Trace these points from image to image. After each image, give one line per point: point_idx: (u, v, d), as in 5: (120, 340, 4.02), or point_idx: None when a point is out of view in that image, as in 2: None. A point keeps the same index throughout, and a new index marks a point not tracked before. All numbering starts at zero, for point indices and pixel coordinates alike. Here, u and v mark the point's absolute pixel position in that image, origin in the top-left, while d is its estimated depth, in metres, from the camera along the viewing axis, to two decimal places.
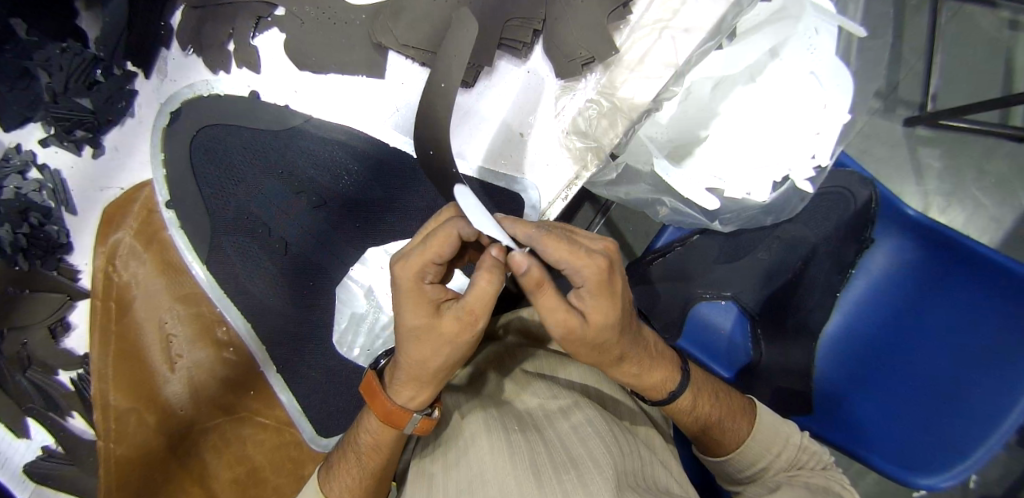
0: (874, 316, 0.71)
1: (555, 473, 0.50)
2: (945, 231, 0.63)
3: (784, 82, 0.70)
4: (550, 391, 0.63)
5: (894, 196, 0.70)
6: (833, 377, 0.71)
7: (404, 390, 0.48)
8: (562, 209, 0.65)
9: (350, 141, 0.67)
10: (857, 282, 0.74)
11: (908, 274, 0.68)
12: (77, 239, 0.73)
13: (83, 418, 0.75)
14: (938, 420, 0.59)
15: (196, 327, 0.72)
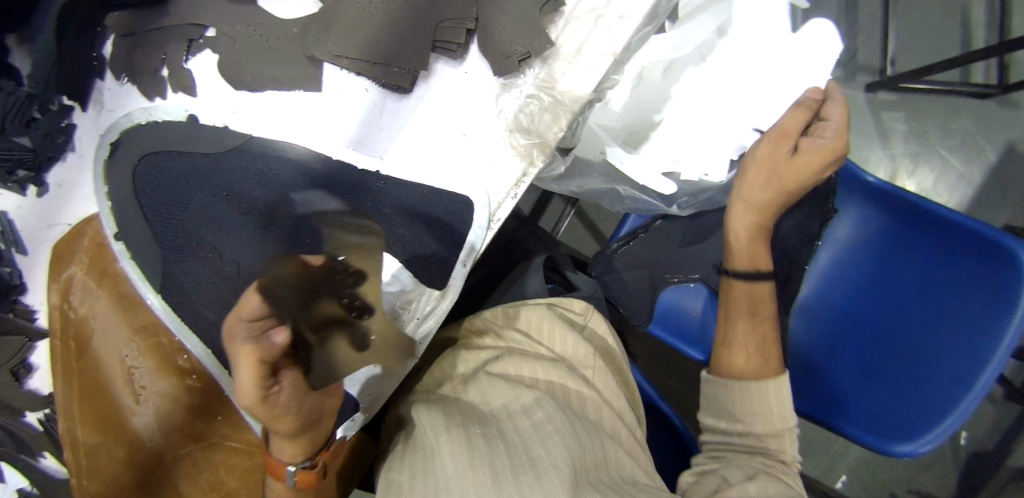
0: (843, 283, 0.98)
1: (513, 477, 0.52)
2: (909, 202, 0.89)
3: None
4: (513, 391, 0.64)
5: (853, 171, 0.97)
6: (811, 342, 0.99)
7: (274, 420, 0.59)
8: (512, 207, 0.66)
9: (291, 156, 0.66)
10: (824, 249, 1.00)
11: (865, 242, 0.97)
12: (30, 279, 0.71)
13: (54, 458, 0.74)
14: (914, 385, 0.85)
15: (157, 357, 0.72)
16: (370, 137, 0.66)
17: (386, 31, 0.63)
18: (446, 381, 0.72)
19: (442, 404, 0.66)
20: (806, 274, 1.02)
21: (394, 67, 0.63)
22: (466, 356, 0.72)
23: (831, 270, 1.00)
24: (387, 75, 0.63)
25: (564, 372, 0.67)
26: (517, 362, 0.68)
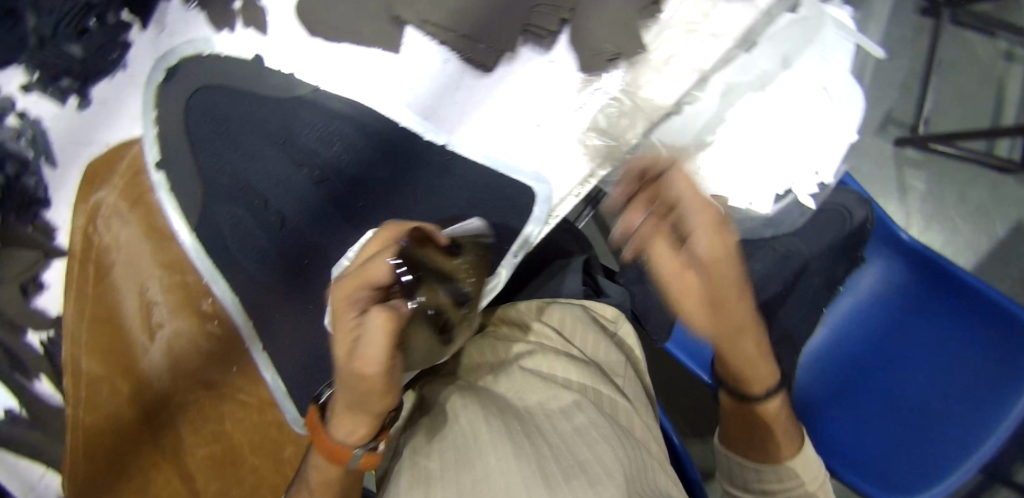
0: (857, 332, 0.95)
1: (562, 478, 0.49)
2: (935, 261, 0.85)
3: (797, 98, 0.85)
4: (550, 390, 0.62)
5: (881, 220, 0.92)
6: (810, 383, 0.96)
7: (344, 424, 0.50)
8: (574, 205, 0.65)
9: (354, 114, 0.63)
10: (844, 297, 0.98)
11: (883, 295, 0.94)
12: (55, 196, 0.65)
13: (51, 383, 0.66)
14: (925, 440, 0.82)
15: (179, 297, 0.69)
16: (440, 110, 0.63)
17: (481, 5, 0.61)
18: (475, 369, 0.71)
19: (475, 394, 0.64)
20: (822, 321, 0.99)
21: (480, 43, 0.61)
22: (498, 346, 0.72)
23: (845, 316, 0.97)
24: (472, 51, 0.62)
25: (599, 377, 0.66)
26: (554, 360, 0.67)
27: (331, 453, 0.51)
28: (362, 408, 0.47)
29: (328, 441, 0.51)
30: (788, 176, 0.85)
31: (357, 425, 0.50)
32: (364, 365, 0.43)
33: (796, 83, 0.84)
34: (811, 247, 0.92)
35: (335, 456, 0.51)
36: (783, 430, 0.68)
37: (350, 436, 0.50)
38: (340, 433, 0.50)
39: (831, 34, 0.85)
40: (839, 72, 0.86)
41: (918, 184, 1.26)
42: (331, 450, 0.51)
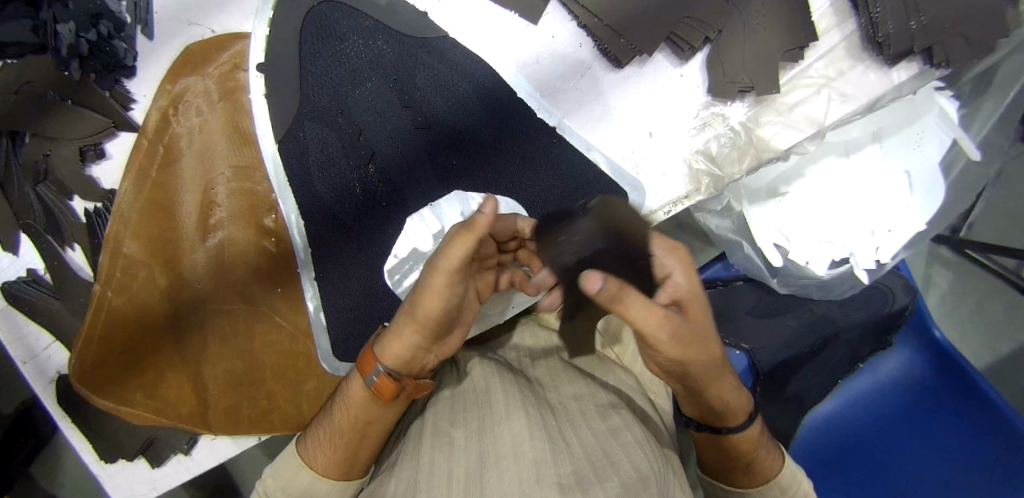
0: (863, 413, 0.83)
1: (593, 475, 0.46)
2: (959, 360, 0.75)
3: (872, 169, 0.78)
4: (587, 388, 0.61)
5: (925, 312, 0.81)
6: (808, 454, 0.82)
7: (386, 344, 0.48)
8: (663, 221, 0.65)
9: (475, 72, 0.63)
10: (861, 376, 0.84)
11: (906, 383, 0.81)
12: (142, 66, 0.66)
13: (83, 254, 0.68)
14: None
15: (242, 204, 0.66)
16: (562, 93, 0.63)
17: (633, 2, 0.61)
18: (510, 351, 0.70)
19: (512, 373, 0.63)
20: (832, 392, 0.85)
21: (622, 37, 0.61)
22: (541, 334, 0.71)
23: (858, 394, 0.84)
24: (612, 43, 0.61)
25: (635, 387, 0.66)
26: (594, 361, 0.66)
27: (362, 364, 0.49)
28: (412, 322, 0.46)
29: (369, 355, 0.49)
30: (830, 239, 0.78)
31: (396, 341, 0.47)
32: (433, 280, 0.44)
33: (880, 157, 0.78)
34: (847, 320, 0.84)
35: (365, 366, 0.49)
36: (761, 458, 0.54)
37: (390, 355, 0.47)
38: (384, 352, 0.48)
39: (931, 121, 0.77)
40: (932, 161, 0.77)
41: (940, 281, 1.03)
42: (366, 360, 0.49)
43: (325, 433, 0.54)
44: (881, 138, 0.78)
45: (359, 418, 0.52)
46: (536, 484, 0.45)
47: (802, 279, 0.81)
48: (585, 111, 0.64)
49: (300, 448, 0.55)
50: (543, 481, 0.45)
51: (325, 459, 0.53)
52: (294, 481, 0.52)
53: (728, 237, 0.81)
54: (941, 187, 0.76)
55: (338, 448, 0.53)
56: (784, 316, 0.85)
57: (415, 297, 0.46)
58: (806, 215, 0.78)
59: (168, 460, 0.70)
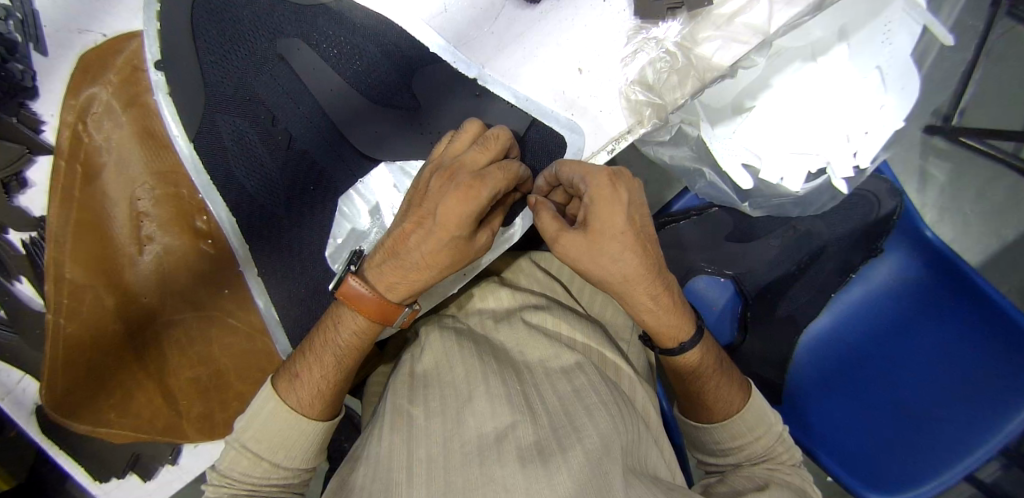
0: (857, 327, 0.79)
1: (554, 443, 0.48)
2: (954, 261, 0.69)
3: (842, 71, 0.69)
4: (552, 348, 0.60)
5: (916, 213, 0.74)
6: (804, 378, 0.80)
7: (402, 289, 0.49)
8: (604, 161, 0.62)
9: (381, 34, 0.58)
10: (854, 286, 0.80)
11: (902, 289, 0.76)
12: (44, 85, 0.63)
13: (31, 286, 0.68)
14: (886, 437, 0.71)
15: (173, 211, 0.65)
16: (477, 40, 0.59)
17: None
18: (474, 314, 0.68)
19: (473, 341, 0.62)
20: (826, 308, 0.81)
21: None
22: (504, 294, 0.68)
23: (850, 308, 0.80)
24: None
25: (598, 337, 0.64)
26: (557, 317, 0.64)
27: (379, 311, 0.50)
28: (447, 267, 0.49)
29: (389, 307, 0.50)
30: (802, 150, 0.72)
31: (414, 285, 0.49)
32: (477, 246, 0.49)
33: (851, 59, 0.69)
34: (832, 232, 0.81)
35: (388, 316, 0.51)
36: (722, 391, 0.57)
37: (403, 296, 0.50)
38: (396, 295, 0.50)
39: (896, 12, 0.67)
40: (904, 54, 0.69)
41: (937, 174, 0.96)
42: (382, 308, 0.50)
43: (324, 378, 0.53)
44: (847, 35, 0.68)
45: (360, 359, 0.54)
46: (496, 463, 0.47)
47: (774, 198, 0.77)
48: (507, 56, 0.59)
49: (284, 394, 0.53)
50: (504, 459, 0.47)
51: (319, 404, 0.53)
52: (277, 424, 0.51)
53: (689, 166, 0.78)
54: (917, 79, 0.69)
55: (336, 387, 0.53)
56: (763, 238, 0.82)
57: (449, 259, 0.47)
58: (777, 128, 0.71)
59: (157, 471, 0.70)
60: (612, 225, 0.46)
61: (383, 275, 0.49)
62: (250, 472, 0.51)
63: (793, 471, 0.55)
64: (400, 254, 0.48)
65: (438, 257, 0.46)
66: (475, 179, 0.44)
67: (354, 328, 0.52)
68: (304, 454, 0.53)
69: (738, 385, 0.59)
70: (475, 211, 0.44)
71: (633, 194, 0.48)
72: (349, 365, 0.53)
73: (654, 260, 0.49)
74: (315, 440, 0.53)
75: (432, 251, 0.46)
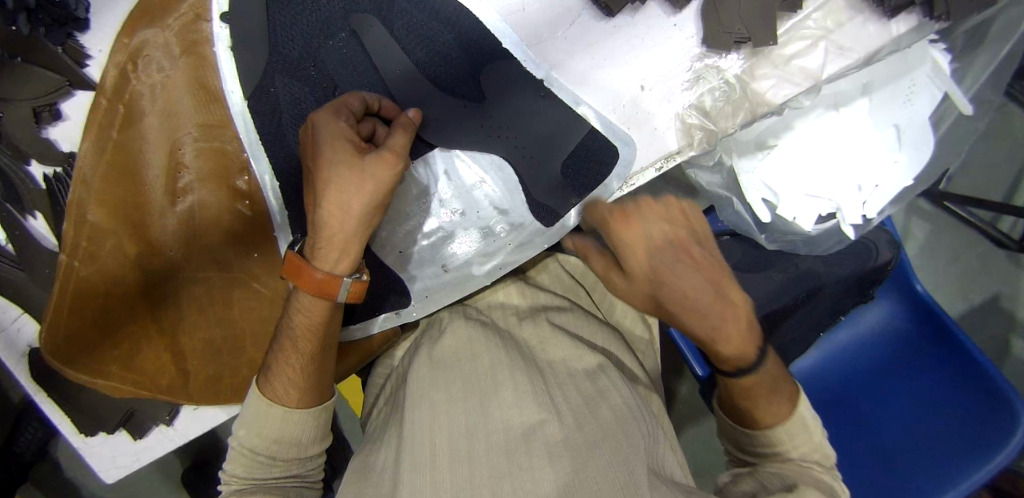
0: (843, 367, 0.82)
1: (581, 440, 0.48)
2: (942, 314, 0.74)
3: (863, 124, 0.73)
4: (575, 348, 0.60)
5: (909, 266, 0.79)
6: None
7: (327, 253, 0.49)
8: (652, 178, 0.65)
9: (458, 22, 0.59)
10: (842, 328, 0.83)
11: (891, 336, 0.80)
12: (97, 18, 0.61)
13: (46, 223, 0.65)
14: (866, 479, 0.73)
15: (215, 164, 0.62)
16: (549, 44, 0.60)
17: None
18: (496, 308, 0.67)
19: (497, 335, 0.61)
20: (813, 345, 0.83)
21: None
22: (528, 292, 0.69)
23: (838, 348, 0.83)
24: None
25: (612, 340, 0.64)
26: (579, 320, 0.65)
27: (320, 285, 0.49)
28: (357, 195, 0.46)
29: (315, 273, 0.49)
30: (817, 193, 0.74)
31: (343, 245, 0.48)
32: (379, 173, 0.47)
33: (870, 114, 0.73)
34: (831, 273, 0.78)
35: (324, 288, 0.49)
36: (774, 407, 0.52)
37: (338, 262, 0.49)
38: (327, 263, 0.49)
39: (922, 75, 0.71)
40: (921, 116, 0.73)
41: (926, 239, 1.02)
42: (321, 279, 0.49)
43: (293, 365, 0.53)
44: (870, 91, 0.72)
45: (320, 335, 0.54)
46: (523, 455, 0.47)
47: (790, 234, 0.79)
48: (574, 65, 0.61)
49: (260, 387, 0.53)
50: (531, 452, 0.47)
51: (294, 392, 0.53)
52: (261, 420, 0.51)
53: (720, 193, 0.79)
54: (929, 140, 0.73)
55: (306, 371, 0.53)
56: (771, 269, 0.79)
57: (363, 198, 0.47)
58: (796, 169, 0.74)
59: (151, 431, 0.69)
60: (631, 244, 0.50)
61: (317, 247, 0.49)
62: (249, 472, 0.50)
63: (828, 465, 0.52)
64: (312, 220, 0.49)
65: (338, 195, 0.46)
66: (312, 118, 0.49)
67: (303, 308, 0.52)
68: (301, 446, 0.53)
69: (791, 394, 0.53)
70: (352, 147, 0.47)
71: (659, 217, 0.51)
72: (309, 344, 0.53)
73: (716, 285, 0.49)
74: (311, 432, 0.53)
75: (330, 188, 0.46)
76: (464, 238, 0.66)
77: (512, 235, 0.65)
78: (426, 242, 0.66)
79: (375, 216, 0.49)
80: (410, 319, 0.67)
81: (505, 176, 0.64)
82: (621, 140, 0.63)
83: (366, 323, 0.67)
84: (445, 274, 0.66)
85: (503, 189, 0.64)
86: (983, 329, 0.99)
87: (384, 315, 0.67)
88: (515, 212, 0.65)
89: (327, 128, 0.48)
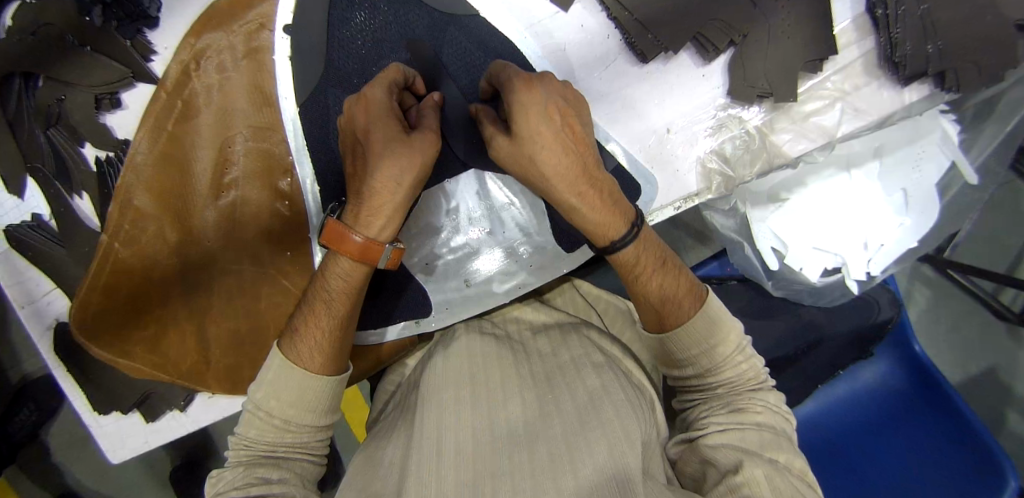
0: (839, 419, 0.83)
1: (581, 436, 0.49)
2: (937, 376, 0.77)
3: (869, 185, 0.78)
4: (583, 349, 0.61)
5: (907, 326, 0.82)
6: None
7: (369, 220, 0.53)
8: (671, 216, 0.69)
9: (504, 55, 0.64)
10: (840, 381, 0.84)
11: (887, 393, 0.81)
12: (166, 18, 0.64)
13: (91, 204, 0.68)
14: None
15: (260, 164, 0.65)
16: (585, 84, 0.65)
17: (678, 13, 0.63)
18: (512, 322, 0.70)
19: (510, 348, 0.64)
20: (811, 395, 0.84)
21: (650, 33, 0.63)
22: (542, 311, 0.71)
23: (835, 399, 0.84)
24: (640, 38, 0.63)
25: (623, 354, 0.64)
26: (590, 331, 0.66)
27: (360, 250, 0.53)
28: (405, 168, 0.52)
29: (353, 238, 0.52)
30: (823, 247, 0.79)
31: (386, 213, 0.53)
32: (426, 148, 0.52)
33: (878, 176, 0.77)
34: (833, 326, 0.80)
35: (367, 254, 0.53)
36: (665, 292, 0.56)
37: (381, 229, 0.53)
38: (368, 229, 0.53)
39: (932, 143, 0.75)
40: (928, 183, 0.77)
41: (923, 301, 1.05)
42: (363, 244, 0.52)
43: (322, 327, 0.56)
44: (881, 154, 0.76)
45: (353, 301, 0.57)
46: (525, 454, 0.48)
47: (796, 283, 0.82)
48: (606, 106, 0.66)
49: (287, 351, 0.55)
50: (532, 452, 0.48)
51: (320, 356, 0.55)
52: (281, 382, 0.53)
53: (731, 237, 0.82)
54: (933, 205, 0.77)
55: (331, 335, 0.56)
56: (775, 318, 0.81)
57: (411, 171, 0.52)
58: (804, 223, 0.78)
59: (163, 415, 0.71)
60: (530, 124, 0.50)
61: (358, 215, 0.53)
62: (264, 434, 0.52)
63: (764, 410, 0.52)
64: (359, 191, 0.53)
65: (389, 169, 0.51)
66: (361, 97, 0.53)
67: (341, 273, 0.55)
68: (316, 414, 0.54)
69: (688, 288, 0.57)
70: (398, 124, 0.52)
71: (555, 93, 0.53)
72: (343, 308, 0.56)
73: (582, 162, 0.53)
74: (325, 399, 0.55)
75: (384, 165, 0.51)
76: (488, 256, 0.68)
77: (535, 258, 0.68)
78: (451, 256, 0.68)
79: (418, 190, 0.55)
80: (428, 329, 0.69)
81: (531, 201, 0.67)
82: (645, 179, 0.67)
83: (383, 329, 0.69)
84: (467, 288, 0.69)
85: (530, 213, 0.67)
86: (976, 397, 1.01)
87: (403, 323, 0.69)
88: (540, 236, 0.68)
89: (376, 108, 0.53)
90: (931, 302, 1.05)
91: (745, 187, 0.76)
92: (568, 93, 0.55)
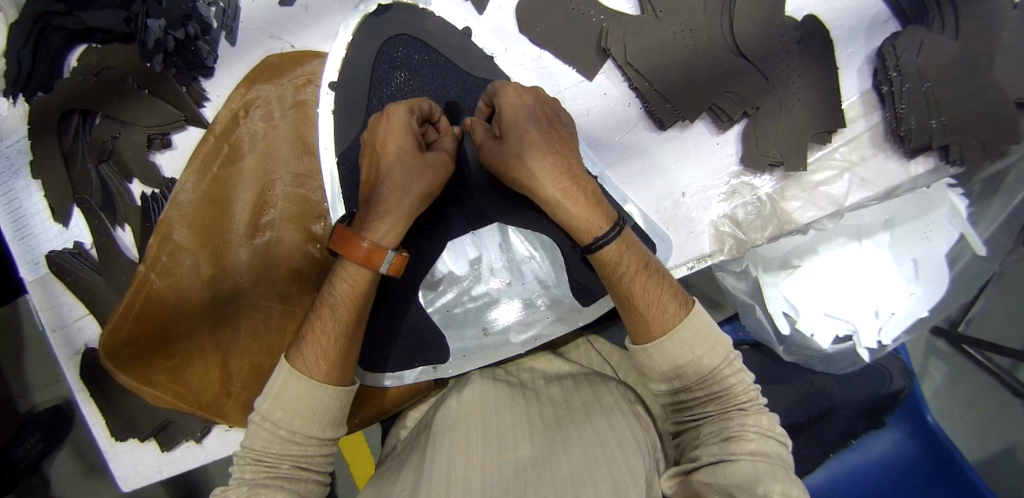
0: (851, 489, 0.83)
1: (587, 478, 0.50)
2: (951, 450, 0.78)
3: (883, 253, 0.79)
4: (593, 393, 0.62)
5: (919, 397, 0.83)
6: None
7: (376, 226, 0.55)
8: (685, 275, 0.71)
9: None
10: (853, 451, 0.84)
11: (900, 465, 0.82)
12: (221, 69, 0.69)
13: (132, 236, 0.72)
14: None
15: (297, 207, 0.69)
16: (608, 148, 0.70)
17: (697, 85, 0.68)
18: (526, 372, 0.71)
19: (523, 395, 0.65)
20: (823, 464, 0.84)
21: (669, 103, 0.67)
22: (557, 362, 0.73)
23: (848, 469, 0.84)
24: (659, 107, 0.67)
25: (636, 401, 0.65)
26: (602, 378, 0.67)
27: (366, 256, 0.54)
28: (414, 178, 0.55)
29: (361, 243, 0.54)
30: (835, 314, 0.79)
31: (395, 221, 0.55)
32: (435, 165, 0.57)
33: (889, 245, 0.80)
34: (843, 395, 0.84)
35: (369, 258, 0.54)
36: (650, 294, 0.56)
37: (385, 235, 0.55)
38: (375, 234, 0.55)
39: (941, 216, 0.78)
40: (938, 252, 0.79)
41: (931, 369, 1.05)
42: (368, 248, 0.54)
43: (327, 336, 0.55)
44: (891, 225, 0.79)
45: (357, 306, 0.56)
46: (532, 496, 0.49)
47: (808, 348, 0.83)
48: (626, 169, 0.70)
49: (293, 361, 0.54)
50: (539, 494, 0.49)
51: (325, 363, 0.54)
52: (289, 391, 0.52)
53: (744, 299, 0.84)
54: (943, 274, 0.79)
55: (336, 344, 0.55)
56: (784, 385, 0.85)
57: (418, 183, 0.56)
58: (816, 289, 0.79)
59: (179, 446, 0.73)
60: (518, 127, 0.55)
61: (373, 217, 0.55)
62: (271, 446, 0.50)
63: (758, 436, 0.50)
64: (371, 197, 0.56)
65: (400, 180, 0.55)
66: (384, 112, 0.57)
67: (346, 277, 0.56)
68: (323, 426, 0.53)
69: (673, 294, 0.56)
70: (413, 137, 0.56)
71: (542, 103, 0.58)
72: (346, 314, 0.55)
73: (563, 160, 0.56)
74: (334, 409, 0.54)
75: (396, 175, 0.55)
76: (507, 306, 0.71)
77: (552, 309, 0.71)
78: (472, 304, 0.71)
79: (424, 204, 0.58)
80: (445, 375, 0.70)
81: (552, 254, 0.69)
82: (664, 240, 0.69)
83: (402, 373, 0.70)
84: (485, 337, 0.71)
85: (549, 266, 0.70)
86: (991, 476, 1.00)
87: (421, 368, 0.70)
88: (558, 289, 0.70)
89: (398, 121, 0.56)
90: (940, 371, 1.05)
91: (756, 251, 0.79)
92: (554, 110, 0.59)
